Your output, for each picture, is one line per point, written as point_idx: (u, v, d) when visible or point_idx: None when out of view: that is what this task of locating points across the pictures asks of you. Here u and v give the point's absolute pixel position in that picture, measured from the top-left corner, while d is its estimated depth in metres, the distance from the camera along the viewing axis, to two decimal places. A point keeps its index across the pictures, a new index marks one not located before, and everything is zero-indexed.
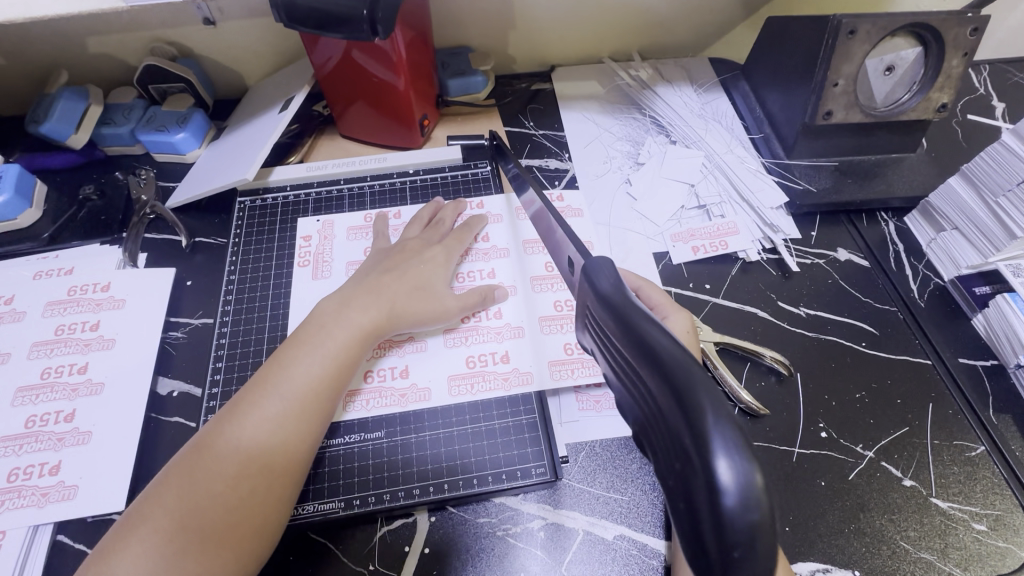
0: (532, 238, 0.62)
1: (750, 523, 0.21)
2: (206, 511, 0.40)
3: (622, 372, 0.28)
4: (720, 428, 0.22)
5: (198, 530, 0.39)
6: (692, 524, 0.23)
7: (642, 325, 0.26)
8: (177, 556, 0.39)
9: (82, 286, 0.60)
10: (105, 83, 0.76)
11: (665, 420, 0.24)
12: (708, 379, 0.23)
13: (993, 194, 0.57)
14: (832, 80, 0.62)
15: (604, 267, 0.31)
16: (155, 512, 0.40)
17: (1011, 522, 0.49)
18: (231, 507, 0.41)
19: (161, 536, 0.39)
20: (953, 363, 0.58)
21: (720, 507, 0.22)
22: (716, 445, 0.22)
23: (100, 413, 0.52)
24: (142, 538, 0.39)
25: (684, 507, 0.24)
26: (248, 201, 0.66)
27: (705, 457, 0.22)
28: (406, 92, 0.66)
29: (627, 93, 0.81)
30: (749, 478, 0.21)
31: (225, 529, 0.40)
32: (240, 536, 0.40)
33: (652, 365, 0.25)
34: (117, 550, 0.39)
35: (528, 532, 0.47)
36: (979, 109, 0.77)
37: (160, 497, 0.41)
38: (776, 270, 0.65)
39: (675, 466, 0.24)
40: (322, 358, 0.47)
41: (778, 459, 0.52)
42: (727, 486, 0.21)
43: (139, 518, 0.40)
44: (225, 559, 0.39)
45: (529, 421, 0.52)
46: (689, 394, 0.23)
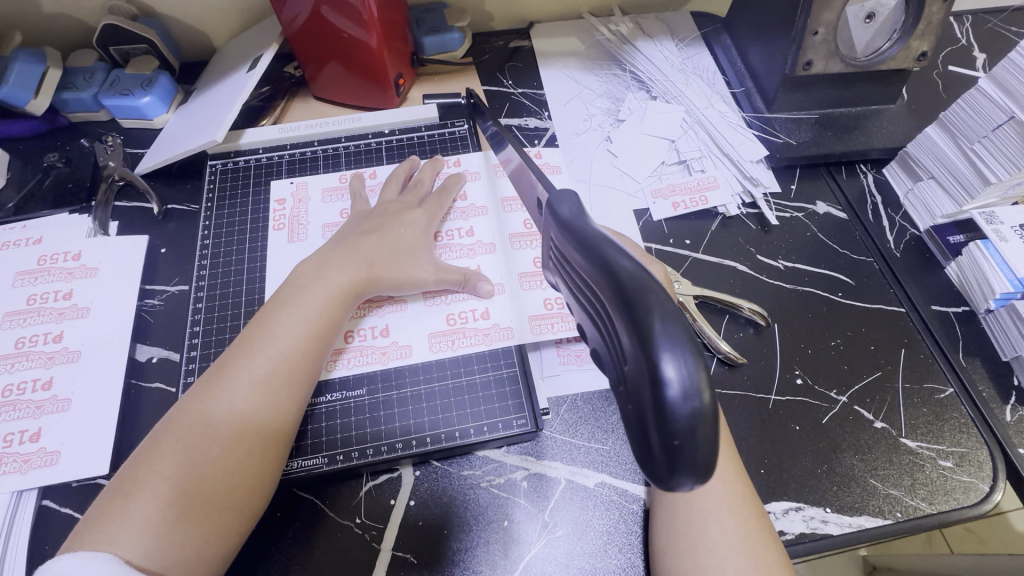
0: (511, 195, 0.61)
1: (690, 413, 0.23)
2: (203, 475, 0.40)
3: (585, 296, 0.30)
4: (667, 331, 0.24)
5: (198, 492, 0.40)
6: (639, 424, 0.25)
7: (602, 247, 0.28)
8: (179, 518, 0.39)
9: (53, 255, 0.59)
10: (63, 46, 0.72)
11: (620, 332, 0.26)
12: (658, 288, 0.25)
13: (968, 141, 0.57)
14: (812, 29, 0.61)
15: (568, 199, 0.32)
16: (150, 478, 0.40)
17: (975, 459, 0.51)
18: (222, 463, 0.41)
19: (157, 498, 0.39)
20: (925, 310, 0.59)
21: (664, 400, 0.24)
22: (661, 343, 0.24)
23: (79, 379, 0.52)
24: (133, 501, 0.39)
25: (632, 408, 0.26)
26: (220, 163, 0.64)
27: (652, 358, 0.24)
28: (379, 50, 0.64)
29: (607, 49, 0.79)
30: (693, 376, 0.23)
31: (217, 485, 0.40)
32: (240, 494, 0.41)
33: (608, 279, 0.26)
34: (107, 514, 0.38)
35: (511, 482, 0.49)
36: (960, 60, 0.77)
37: (153, 463, 0.40)
38: (755, 224, 0.65)
39: (624, 370, 0.26)
40: (306, 319, 0.47)
41: (755, 406, 0.54)
42: (671, 381, 0.23)
43: (132, 486, 0.39)
44: (229, 516, 0.40)
45: (509, 374, 0.52)
46: (640, 301, 0.25)
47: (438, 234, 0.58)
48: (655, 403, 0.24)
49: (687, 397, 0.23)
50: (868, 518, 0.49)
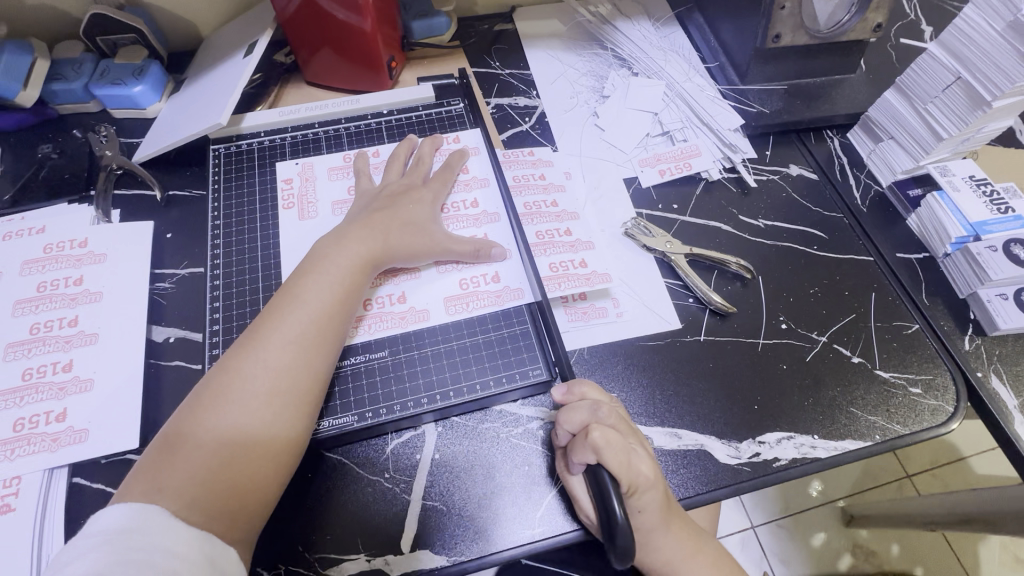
0: (511, 183, 0.66)
1: None
2: (243, 429, 0.42)
3: None
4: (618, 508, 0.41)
5: (239, 446, 0.42)
6: None
7: None
8: (223, 469, 0.41)
9: (58, 243, 0.59)
10: (46, 37, 0.72)
11: None
12: None
13: (922, 101, 0.63)
14: (779, 3, 0.66)
15: None
16: (195, 433, 0.42)
17: (940, 384, 0.57)
18: (263, 418, 0.43)
19: (201, 453, 0.41)
20: (892, 258, 0.65)
21: None
22: None
23: (99, 361, 0.53)
24: (184, 455, 0.41)
25: None
26: (222, 148, 0.65)
27: None
28: (373, 34, 0.66)
29: (587, 30, 0.83)
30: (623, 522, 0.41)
31: (260, 439, 0.42)
32: (278, 448, 0.43)
33: None
34: (157, 468, 0.40)
35: (529, 431, 0.52)
36: (910, 33, 0.84)
37: (195, 420, 0.42)
38: (736, 187, 0.70)
39: None
40: (331, 285, 0.49)
41: (746, 350, 0.58)
42: None
43: (178, 441, 0.41)
44: (269, 468, 0.42)
45: (522, 330, 0.55)
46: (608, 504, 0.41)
47: (444, 206, 0.61)
48: None
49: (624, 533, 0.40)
50: (851, 442, 0.54)
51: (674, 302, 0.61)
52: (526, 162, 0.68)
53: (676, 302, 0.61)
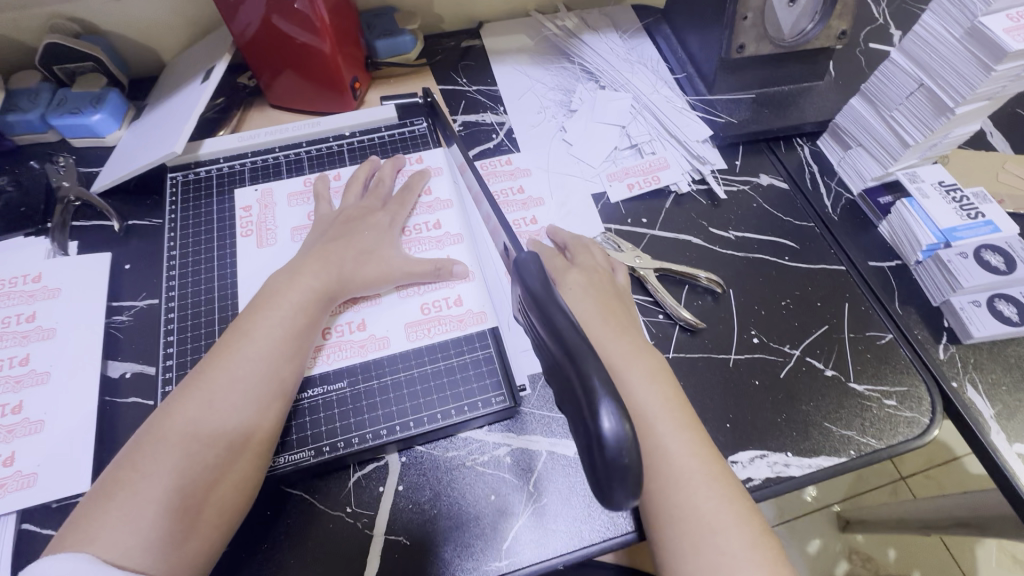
0: None
1: (619, 448, 0.29)
2: (186, 474, 0.41)
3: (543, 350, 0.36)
4: (604, 391, 0.29)
5: (181, 490, 0.40)
6: (587, 448, 0.30)
7: (548, 307, 0.34)
8: (164, 516, 0.39)
9: (11, 279, 0.58)
10: (4, 67, 0.71)
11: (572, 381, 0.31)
12: (596, 358, 0.31)
13: (887, 109, 0.62)
14: (742, 14, 0.66)
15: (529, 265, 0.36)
16: (134, 478, 0.40)
17: (916, 395, 0.56)
18: (210, 463, 0.42)
19: (140, 501, 0.39)
20: (864, 266, 0.64)
21: (600, 441, 0.29)
22: (601, 405, 0.29)
23: (50, 400, 0.51)
24: (123, 503, 0.39)
25: (583, 437, 0.31)
26: (180, 175, 0.64)
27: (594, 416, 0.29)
28: (333, 55, 0.66)
29: (555, 44, 0.82)
30: (622, 427, 0.29)
31: (205, 485, 0.41)
32: (223, 491, 0.42)
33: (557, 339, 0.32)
34: (93, 519, 0.38)
35: (495, 459, 0.51)
36: (879, 37, 0.84)
37: (136, 463, 0.41)
38: (706, 199, 0.69)
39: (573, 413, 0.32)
40: (283, 320, 0.48)
41: (717, 366, 0.57)
42: (608, 432, 0.29)
43: (116, 486, 0.40)
44: (214, 513, 0.41)
45: (485, 355, 0.54)
46: (582, 369, 0.30)
47: (409, 227, 0.60)
48: (595, 442, 0.29)
49: (618, 440, 0.28)
50: (826, 458, 0.53)
51: (644, 319, 0.60)
52: (503, 173, 0.69)
53: (646, 318, 0.60)
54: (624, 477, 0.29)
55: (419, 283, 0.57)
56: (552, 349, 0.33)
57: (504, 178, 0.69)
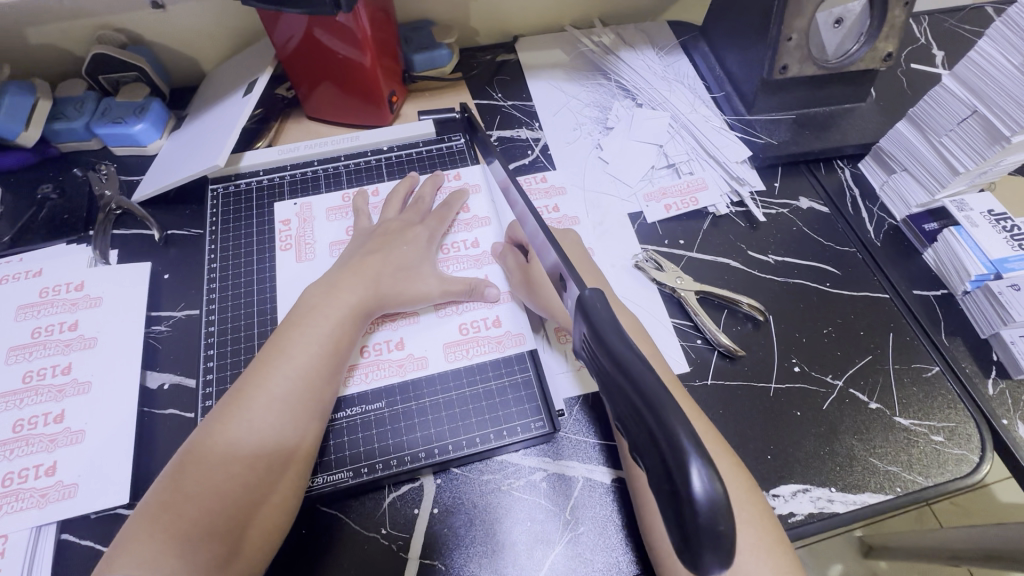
0: None
1: (711, 507, 0.26)
2: (229, 497, 0.41)
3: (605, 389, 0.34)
4: (693, 447, 0.27)
5: (225, 512, 0.40)
6: (672, 505, 0.28)
7: (615, 343, 0.33)
8: (208, 539, 0.39)
9: (54, 287, 0.58)
10: (51, 76, 0.72)
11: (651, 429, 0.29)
12: (677, 406, 0.29)
13: (937, 135, 0.61)
14: (786, 35, 0.65)
15: (597, 302, 0.36)
16: (178, 500, 0.40)
17: (964, 432, 0.55)
18: (251, 484, 0.42)
19: (185, 524, 0.39)
20: (908, 295, 0.63)
21: (689, 499, 0.27)
22: (689, 458, 0.27)
23: (91, 410, 0.52)
24: (169, 525, 0.39)
25: (664, 492, 0.28)
26: (221, 187, 0.65)
27: (681, 470, 0.27)
28: (373, 68, 0.66)
29: (591, 60, 0.82)
30: (713, 488, 0.27)
31: (248, 507, 0.41)
32: (264, 513, 0.42)
33: (630, 380, 0.31)
34: (141, 541, 0.39)
35: (531, 484, 0.50)
36: (921, 58, 0.82)
37: (180, 484, 0.41)
38: (744, 222, 0.68)
39: (649, 463, 0.30)
40: (321, 337, 0.48)
41: (757, 395, 0.56)
42: (698, 488, 0.27)
43: (161, 508, 0.40)
44: (256, 535, 0.41)
45: (524, 377, 0.54)
46: (666, 422, 0.28)
47: (448, 244, 0.61)
48: (682, 499, 0.27)
49: (711, 501, 0.26)
50: (871, 495, 0.51)
51: (682, 343, 0.59)
52: (539, 190, 0.69)
53: (684, 343, 0.59)
54: (716, 544, 0.27)
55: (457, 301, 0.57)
56: (623, 391, 0.32)
57: (539, 196, 0.68)
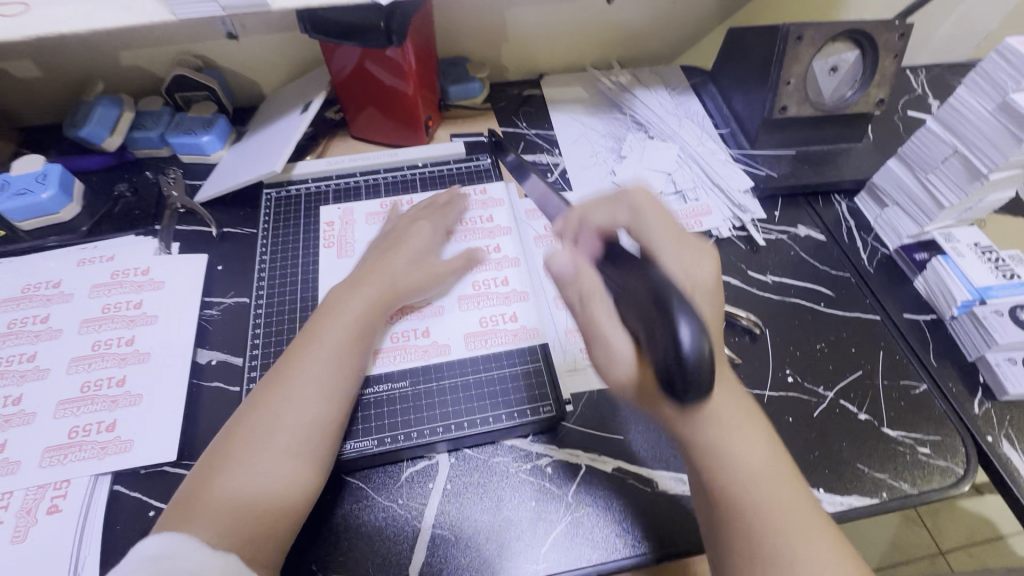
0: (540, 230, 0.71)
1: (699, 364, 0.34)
2: (276, 461, 0.47)
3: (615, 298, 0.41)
4: (688, 311, 0.35)
5: (272, 475, 0.46)
6: (666, 374, 0.35)
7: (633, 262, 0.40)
8: (259, 499, 0.45)
9: (124, 270, 0.66)
10: (133, 93, 0.83)
11: (644, 315, 0.37)
12: (681, 295, 0.36)
13: (923, 172, 0.67)
14: (785, 79, 0.72)
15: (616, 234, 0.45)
16: (223, 475, 0.45)
17: (949, 446, 0.58)
18: (295, 450, 0.47)
19: (237, 486, 0.45)
20: (899, 318, 0.67)
21: (680, 356, 0.34)
22: (682, 319, 0.34)
23: (149, 377, 0.58)
24: (221, 488, 0.45)
25: (657, 361, 0.35)
26: (274, 192, 0.73)
27: (673, 328, 0.34)
28: (414, 96, 0.74)
29: (608, 96, 0.90)
30: (702, 339, 0.34)
31: (292, 469, 0.47)
32: (298, 486, 0.47)
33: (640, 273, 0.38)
34: (196, 501, 0.44)
35: (537, 468, 0.55)
36: (917, 105, 0.89)
37: (231, 453, 0.46)
38: (745, 245, 0.73)
39: (650, 344, 0.36)
40: (350, 326, 0.55)
41: (752, 401, 0.60)
42: (686, 344, 0.33)
43: (212, 475, 0.45)
44: (298, 495, 0.47)
45: (535, 367, 0.59)
46: (668, 292, 0.36)
47: (466, 251, 0.66)
48: (674, 355, 0.34)
49: (698, 350, 0.34)
50: (857, 498, 0.54)
51: None
52: None
53: None
54: (700, 381, 0.34)
55: (478, 291, 0.63)
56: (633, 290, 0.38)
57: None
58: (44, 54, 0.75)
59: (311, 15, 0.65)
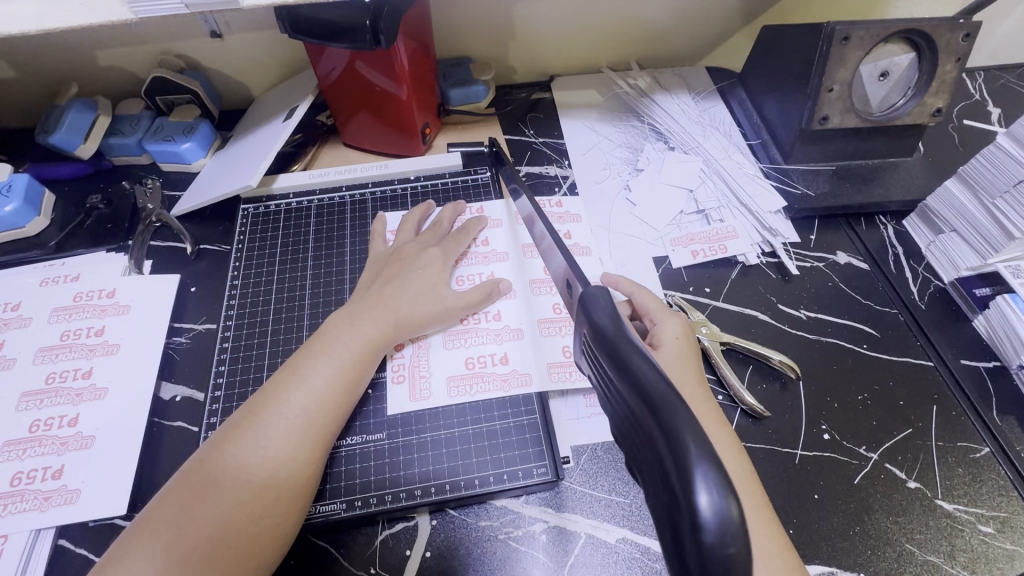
0: (529, 244, 0.63)
1: (727, 555, 0.23)
2: (228, 523, 0.40)
3: (614, 403, 0.32)
4: (702, 462, 0.25)
5: (224, 537, 0.39)
6: (676, 549, 0.25)
7: (633, 358, 0.30)
8: (205, 564, 0.39)
9: (88, 292, 0.61)
10: (113, 95, 0.77)
11: (651, 444, 0.27)
12: (694, 420, 0.26)
13: (989, 196, 0.57)
14: (827, 86, 0.63)
15: (602, 300, 0.34)
16: (176, 519, 0.40)
17: (1017, 524, 0.49)
18: (254, 514, 0.41)
19: (185, 544, 0.39)
20: (955, 364, 0.58)
21: (698, 533, 0.24)
22: (698, 482, 0.24)
23: (104, 416, 0.53)
24: (166, 545, 0.39)
25: (668, 525, 0.26)
26: (251, 207, 0.67)
27: (687, 493, 0.24)
28: (407, 101, 0.67)
29: (625, 101, 0.82)
30: (726, 509, 0.24)
31: (247, 537, 0.40)
32: (261, 546, 0.41)
33: (630, 384, 0.29)
34: (132, 557, 0.38)
35: (529, 535, 0.47)
36: (975, 113, 0.79)
37: (181, 503, 0.41)
38: (776, 274, 0.65)
39: (662, 498, 0.26)
40: (313, 370, 0.48)
41: (781, 462, 0.52)
42: (707, 518, 0.24)
43: (156, 524, 0.40)
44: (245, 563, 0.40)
45: (530, 421, 0.52)
46: (673, 427, 0.26)
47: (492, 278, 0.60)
48: (690, 529, 0.24)
49: (721, 525, 0.23)
50: None
51: None
52: (552, 214, 0.68)
53: None
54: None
55: (473, 315, 0.57)
56: (631, 409, 0.29)
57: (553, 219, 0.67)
58: (15, 54, 0.70)
59: (291, 15, 0.58)
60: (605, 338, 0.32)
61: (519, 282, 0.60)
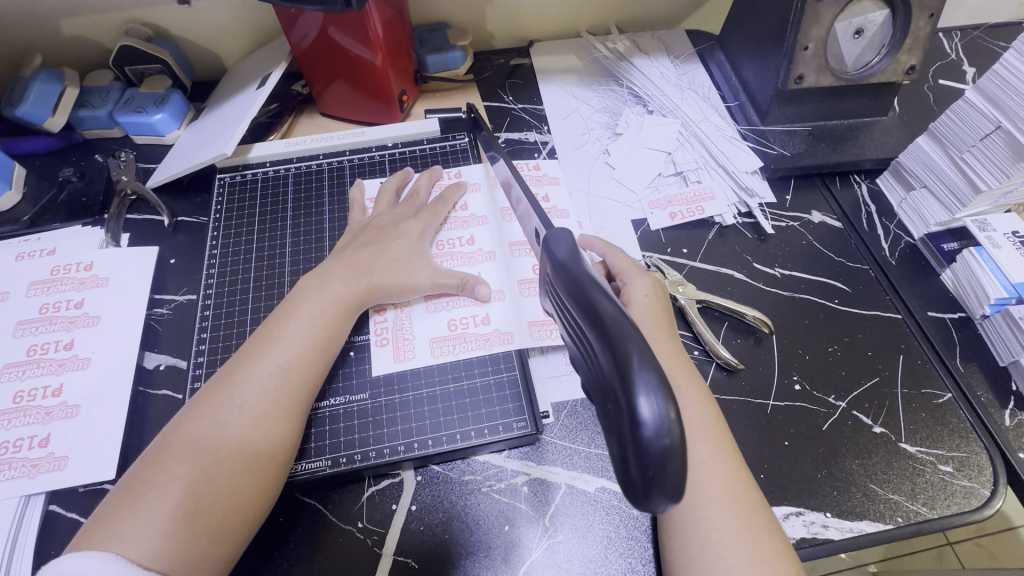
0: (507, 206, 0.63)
1: (663, 448, 0.27)
2: (210, 478, 0.41)
3: (573, 331, 0.35)
4: (645, 372, 0.28)
5: (207, 493, 0.41)
6: (621, 451, 0.29)
7: (589, 288, 0.32)
8: (189, 520, 0.40)
9: (65, 266, 0.60)
10: (80, 66, 0.76)
11: (601, 361, 0.30)
12: (640, 339, 0.29)
13: (957, 150, 0.58)
14: (802, 44, 0.63)
15: (562, 238, 0.36)
16: (160, 478, 0.41)
17: (976, 463, 0.51)
18: (236, 469, 0.42)
19: (167, 502, 0.40)
20: (923, 316, 0.60)
21: (639, 433, 0.27)
22: (640, 389, 0.27)
23: (88, 385, 0.53)
24: (149, 504, 0.40)
25: (614, 430, 0.29)
26: (228, 176, 0.67)
27: (631, 400, 0.28)
28: (383, 68, 0.66)
29: (604, 65, 0.82)
30: (665, 412, 0.27)
31: (231, 492, 0.41)
32: (245, 500, 0.42)
33: (585, 310, 0.32)
34: (116, 517, 0.39)
35: (512, 488, 0.49)
36: (951, 73, 0.79)
37: (162, 464, 0.41)
38: (752, 233, 0.66)
39: (609, 406, 0.30)
40: (285, 330, 0.48)
41: (754, 412, 0.54)
42: (647, 418, 0.27)
43: (139, 485, 0.41)
44: (229, 517, 0.41)
45: (510, 378, 0.53)
46: (621, 343, 0.29)
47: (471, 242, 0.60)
48: (631, 429, 0.27)
49: (659, 424, 0.27)
50: (869, 524, 0.49)
51: None
52: (530, 177, 0.69)
53: None
54: (665, 471, 0.27)
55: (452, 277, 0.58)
56: (586, 332, 0.32)
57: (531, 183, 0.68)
58: None
59: None
60: (564, 271, 0.34)
61: (498, 245, 0.61)
